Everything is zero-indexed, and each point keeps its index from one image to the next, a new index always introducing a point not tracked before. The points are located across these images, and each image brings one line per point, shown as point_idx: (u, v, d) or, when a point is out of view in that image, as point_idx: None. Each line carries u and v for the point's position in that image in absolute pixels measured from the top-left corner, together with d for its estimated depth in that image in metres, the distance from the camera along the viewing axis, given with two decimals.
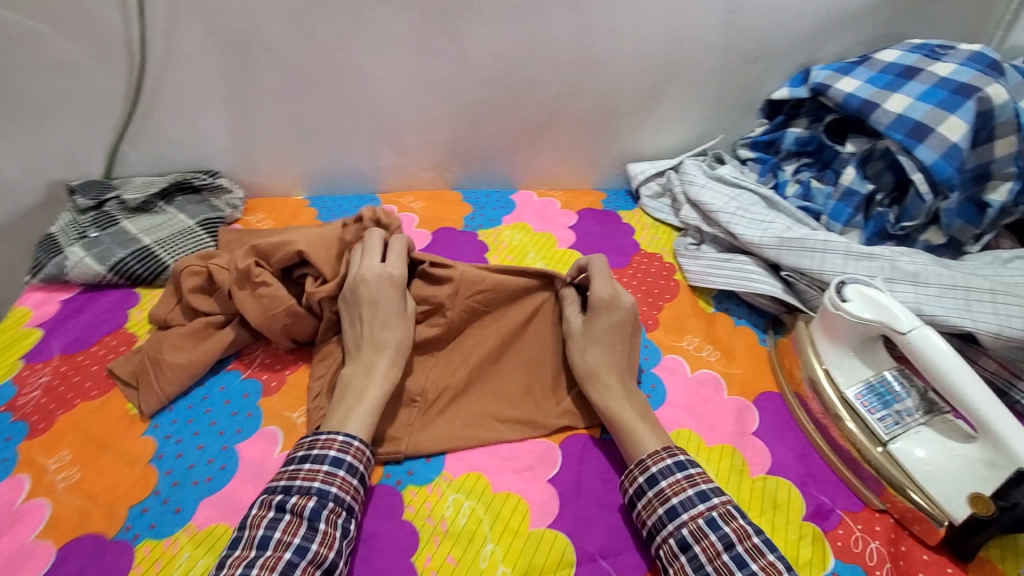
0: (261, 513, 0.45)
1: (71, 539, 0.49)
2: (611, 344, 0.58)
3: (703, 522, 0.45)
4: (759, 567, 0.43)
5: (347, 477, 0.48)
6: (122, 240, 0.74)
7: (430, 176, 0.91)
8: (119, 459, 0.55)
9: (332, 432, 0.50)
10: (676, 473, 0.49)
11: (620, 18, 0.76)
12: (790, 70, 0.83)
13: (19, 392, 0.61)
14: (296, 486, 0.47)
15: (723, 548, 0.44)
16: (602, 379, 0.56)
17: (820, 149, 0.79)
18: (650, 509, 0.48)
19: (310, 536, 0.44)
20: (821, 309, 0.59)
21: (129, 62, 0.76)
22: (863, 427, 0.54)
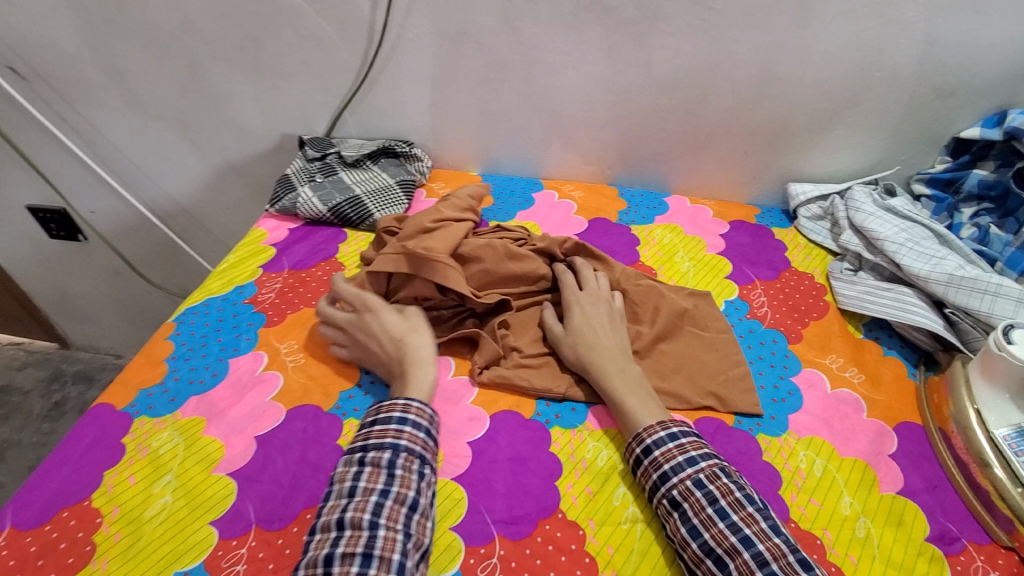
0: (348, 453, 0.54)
1: (297, 405, 0.63)
2: (594, 330, 0.65)
3: (690, 482, 0.52)
4: (739, 518, 0.49)
5: (416, 417, 0.56)
6: (339, 188, 0.91)
7: (591, 170, 0.99)
8: (332, 354, 0.69)
9: (396, 399, 0.58)
10: (667, 443, 0.54)
11: (809, 41, 0.79)
12: (985, 110, 0.80)
13: (259, 292, 0.78)
14: (376, 431, 0.55)
15: (707, 502, 0.50)
16: (602, 361, 0.62)
17: (1005, 196, 0.77)
18: (646, 475, 0.54)
19: (389, 478, 0.51)
20: (982, 349, 0.60)
21: (368, 42, 0.92)
22: (1007, 469, 0.54)
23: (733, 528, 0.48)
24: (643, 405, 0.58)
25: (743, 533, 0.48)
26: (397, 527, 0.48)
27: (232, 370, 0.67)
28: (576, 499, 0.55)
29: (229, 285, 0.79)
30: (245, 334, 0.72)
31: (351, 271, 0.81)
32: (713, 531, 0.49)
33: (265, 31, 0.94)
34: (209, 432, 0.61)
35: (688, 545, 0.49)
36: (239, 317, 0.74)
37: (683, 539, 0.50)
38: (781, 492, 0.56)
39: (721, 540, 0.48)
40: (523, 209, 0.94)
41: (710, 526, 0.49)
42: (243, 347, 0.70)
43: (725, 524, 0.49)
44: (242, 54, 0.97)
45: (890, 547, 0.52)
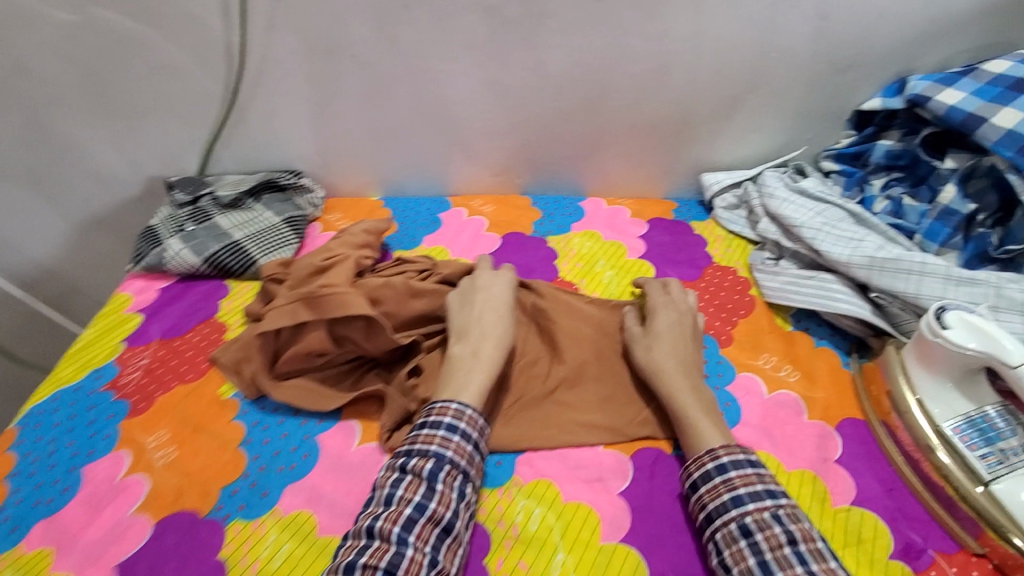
0: (387, 473, 0.49)
1: (168, 514, 0.53)
2: (676, 340, 0.61)
3: (768, 515, 0.46)
4: (820, 569, 0.42)
5: (461, 442, 0.52)
6: (215, 234, 0.79)
7: (500, 181, 0.92)
8: (211, 441, 0.58)
9: (450, 400, 0.54)
10: (746, 467, 0.49)
11: (703, 26, 0.74)
12: (883, 80, 0.79)
13: (122, 373, 0.66)
14: (417, 449, 0.50)
15: (786, 542, 0.44)
16: (666, 370, 0.58)
17: (913, 164, 0.76)
18: (713, 497, 0.49)
19: (429, 495, 0.48)
20: (916, 335, 0.56)
21: (228, 67, 0.81)
22: (961, 464, 0.51)
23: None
24: (712, 419, 0.54)
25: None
26: (426, 549, 0.45)
27: (88, 480, 0.56)
28: None
29: (85, 369, 0.67)
30: (103, 431, 0.60)
31: (234, 331, 0.70)
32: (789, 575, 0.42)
33: (103, 64, 0.81)
34: (57, 567, 0.50)
35: None
36: (96, 410, 0.62)
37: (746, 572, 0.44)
38: None
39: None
40: (429, 232, 0.86)
41: (786, 567, 0.43)
42: (101, 449, 0.59)
43: (805, 571, 0.42)
44: (81, 93, 0.83)
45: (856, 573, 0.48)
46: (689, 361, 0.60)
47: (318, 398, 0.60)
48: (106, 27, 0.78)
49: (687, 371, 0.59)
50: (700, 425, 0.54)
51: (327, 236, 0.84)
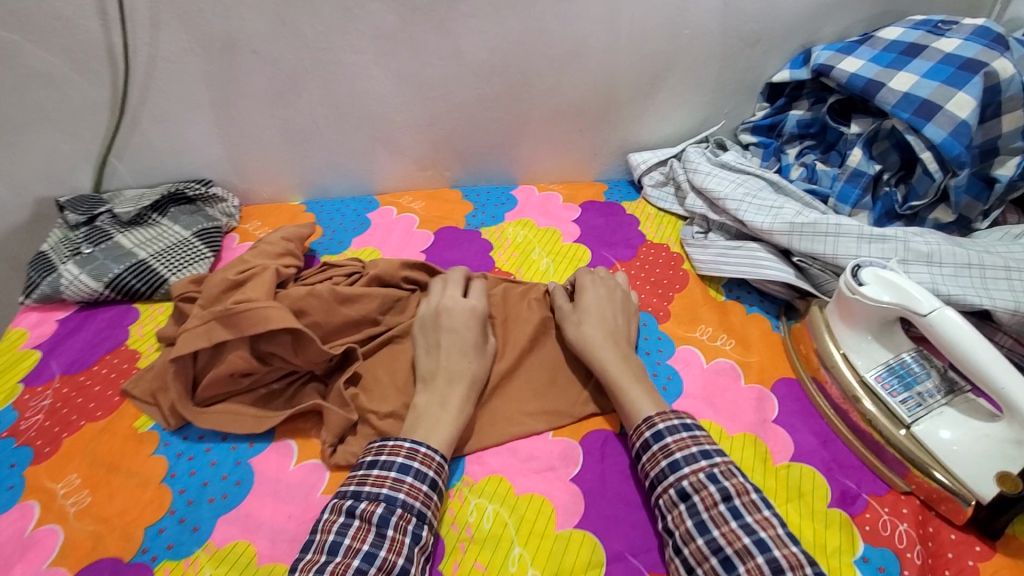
0: (332, 518, 0.45)
1: (85, 565, 0.48)
2: (605, 313, 0.62)
3: (704, 476, 0.46)
4: (754, 520, 0.43)
5: (415, 482, 0.47)
6: (117, 255, 0.73)
7: (429, 175, 0.90)
8: (130, 479, 0.54)
9: (400, 439, 0.50)
10: (681, 432, 0.50)
11: (616, 7, 0.74)
12: (789, 52, 0.82)
13: (21, 417, 0.59)
14: (365, 492, 0.46)
15: (721, 499, 0.45)
16: (598, 345, 0.58)
17: (823, 131, 0.79)
18: (653, 461, 0.50)
19: (379, 543, 0.44)
20: (837, 293, 0.58)
21: (114, 70, 0.73)
22: (883, 409, 0.53)
23: (748, 530, 0.43)
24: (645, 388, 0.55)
25: (758, 536, 0.42)
26: None
27: None
28: None
29: None
30: (3, 483, 0.54)
31: (148, 358, 0.64)
32: (723, 530, 0.43)
33: None
34: None
35: (692, 540, 0.44)
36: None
37: (686, 533, 0.45)
38: None
39: (732, 541, 0.43)
40: (359, 234, 0.82)
41: (720, 523, 0.44)
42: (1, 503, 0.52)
43: (738, 524, 0.43)
44: None
45: (799, 527, 0.49)
46: (619, 333, 0.61)
47: (250, 422, 0.56)
48: None
49: (616, 343, 0.59)
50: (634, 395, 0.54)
51: (246, 246, 0.79)
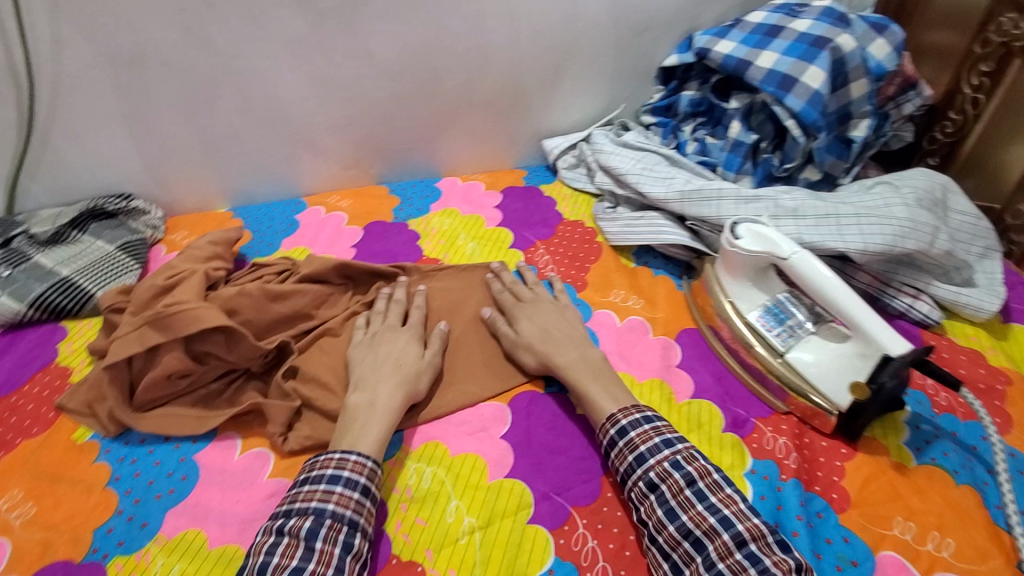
0: (263, 540, 0.46)
1: (39, 569, 0.49)
2: (542, 314, 0.65)
3: (668, 464, 0.49)
4: (716, 500, 0.47)
5: (345, 492, 0.48)
6: (36, 274, 0.72)
7: (353, 174, 0.93)
8: (74, 486, 0.55)
9: (336, 452, 0.51)
10: (643, 425, 0.52)
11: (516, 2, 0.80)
12: (676, 38, 0.90)
13: None
14: (296, 509, 0.47)
15: (686, 484, 0.48)
16: (536, 346, 0.62)
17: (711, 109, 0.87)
18: (620, 457, 0.52)
19: (308, 557, 0.44)
20: (721, 249, 0.67)
21: (17, 91, 0.73)
22: (766, 346, 0.61)
23: (712, 510, 0.46)
24: (603, 385, 0.57)
25: (721, 514, 0.46)
26: None
27: None
28: (409, 535, 0.52)
29: None
30: None
31: (81, 372, 0.65)
32: (690, 514, 0.47)
33: None
34: None
35: (665, 529, 0.47)
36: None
37: (659, 524, 0.48)
38: None
39: (699, 522, 0.46)
40: (288, 234, 0.85)
41: (687, 508, 0.47)
42: None
43: (704, 507, 0.47)
44: None
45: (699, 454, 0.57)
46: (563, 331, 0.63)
47: (192, 422, 0.58)
48: None
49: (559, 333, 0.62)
50: (596, 396, 0.56)
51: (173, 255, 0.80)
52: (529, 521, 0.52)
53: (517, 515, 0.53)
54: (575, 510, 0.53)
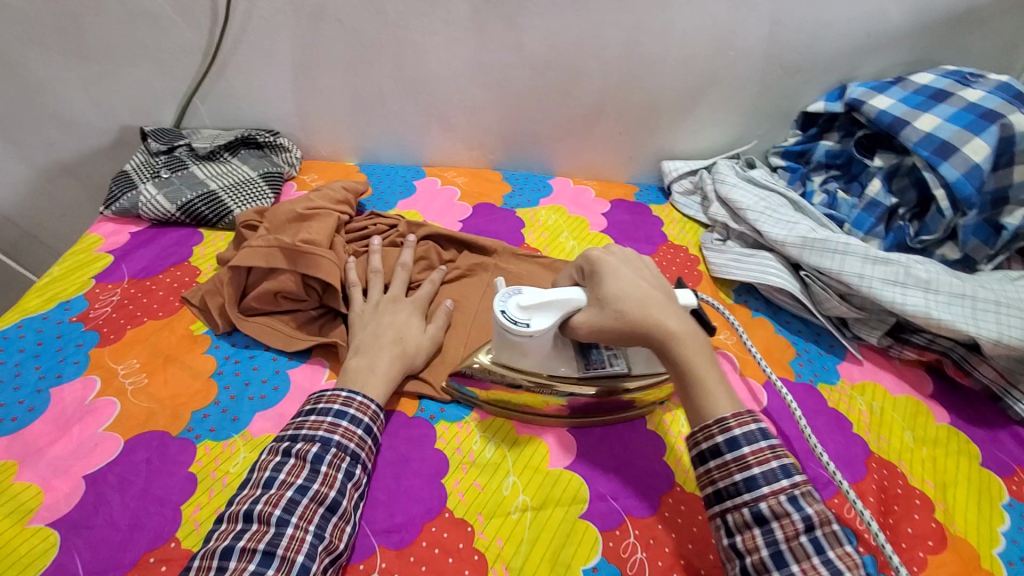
0: (269, 458, 0.49)
1: (137, 434, 0.55)
2: (403, 330, 0.61)
3: (785, 499, 0.42)
4: (836, 555, 0.40)
5: (350, 427, 0.51)
6: (190, 184, 0.81)
7: (475, 156, 0.97)
8: (182, 371, 0.61)
9: (339, 391, 0.54)
10: (759, 441, 0.44)
11: None
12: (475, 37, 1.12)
13: (91, 307, 0.67)
14: (302, 435, 0.50)
15: (803, 529, 0.41)
16: (667, 313, 0.47)
17: None
18: (726, 472, 0.44)
19: (313, 477, 0.47)
20: (211, 157, 0.87)
21: (198, 67, 0.86)
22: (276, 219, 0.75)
23: (832, 569, 0.40)
24: (400, 354, 0.59)
25: None
26: None
27: (54, 402, 0.57)
28: (464, 496, 0.53)
29: (52, 301, 0.68)
30: (229, 411, 0.57)
31: (207, 275, 0.72)
32: (803, 566, 0.40)
33: (118, 64, 0.87)
34: (22, 477, 0.51)
35: (768, 574, 0.41)
36: (26, 344, 0.63)
37: (760, 563, 0.41)
38: (444, 480, 0.54)
39: None
40: (403, 198, 0.89)
41: (801, 558, 0.40)
42: (41, 408, 0.57)
43: (820, 560, 0.40)
44: (56, 34, 0.84)
45: (532, 505, 0.52)
46: (408, 336, 0.61)
47: (283, 338, 0.63)
48: (84, 4, 0.81)
49: (419, 317, 0.65)
50: (358, 375, 0.56)
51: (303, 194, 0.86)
52: (581, 516, 0.52)
53: (570, 507, 0.52)
54: (627, 518, 0.52)
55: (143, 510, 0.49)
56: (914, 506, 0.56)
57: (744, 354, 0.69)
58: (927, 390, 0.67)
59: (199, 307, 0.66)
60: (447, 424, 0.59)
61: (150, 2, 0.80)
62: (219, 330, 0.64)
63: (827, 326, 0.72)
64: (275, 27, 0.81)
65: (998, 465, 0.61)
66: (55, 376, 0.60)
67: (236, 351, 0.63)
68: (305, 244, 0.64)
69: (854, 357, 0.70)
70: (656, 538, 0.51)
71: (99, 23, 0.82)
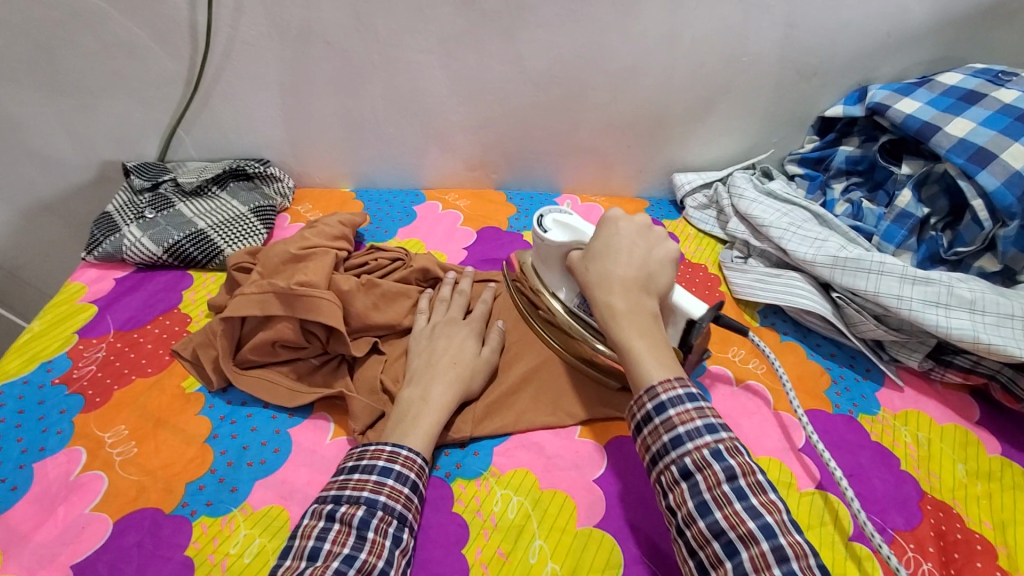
0: (313, 523, 0.45)
1: (128, 512, 0.50)
2: (458, 354, 0.58)
3: (707, 452, 0.42)
4: (758, 502, 0.40)
5: (397, 485, 0.48)
6: (177, 223, 0.76)
7: (475, 175, 0.92)
8: (175, 437, 0.56)
9: (383, 442, 0.51)
10: (686, 403, 0.44)
11: None
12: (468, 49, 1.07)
13: (75, 366, 0.62)
14: (347, 496, 0.46)
15: (724, 478, 0.41)
16: (613, 286, 0.50)
17: None
18: (654, 435, 0.45)
19: (360, 545, 0.43)
20: (197, 192, 0.82)
21: (179, 97, 0.82)
22: None
23: (753, 513, 0.40)
24: (458, 377, 0.56)
25: (763, 520, 0.39)
26: None
27: (38, 478, 0.53)
28: (488, 567, 0.49)
29: (34, 361, 0.63)
30: (227, 481, 0.53)
31: (198, 323, 0.67)
32: (726, 511, 0.40)
33: (95, 97, 0.82)
34: (7, 569, 0.47)
35: (693, 522, 0.41)
36: (6, 412, 0.58)
37: (688, 515, 0.41)
38: (465, 549, 0.50)
39: (735, 524, 0.39)
40: (403, 225, 0.85)
41: (723, 504, 0.40)
42: (23, 486, 0.52)
43: (743, 506, 0.40)
44: (28, 69, 0.79)
45: (563, 573, 0.48)
46: (463, 359, 0.58)
47: (283, 393, 0.58)
48: (56, 38, 0.76)
49: (476, 338, 0.61)
50: (411, 411, 0.53)
51: (297, 228, 0.81)
52: None
53: (604, 574, 0.48)
54: None
55: None
56: (976, 553, 0.51)
57: (776, 385, 0.64)
58: (973, 415, 0.63)
59: (190, 363, 0.61)
60: (464, 482, 0.54)
61: (126, 32, 0.75)
62: (214, 388, 0.59)
63: (862, 349, 0.67)
64: (259, 52, 0.77)
65: None
66: (38, 448, 0.55)
67: (231, 410, 0.59)
68: (301, 286, 0.59)
69: (893, 382, 0.65)
70: None
71: (73, 57, 0.78)
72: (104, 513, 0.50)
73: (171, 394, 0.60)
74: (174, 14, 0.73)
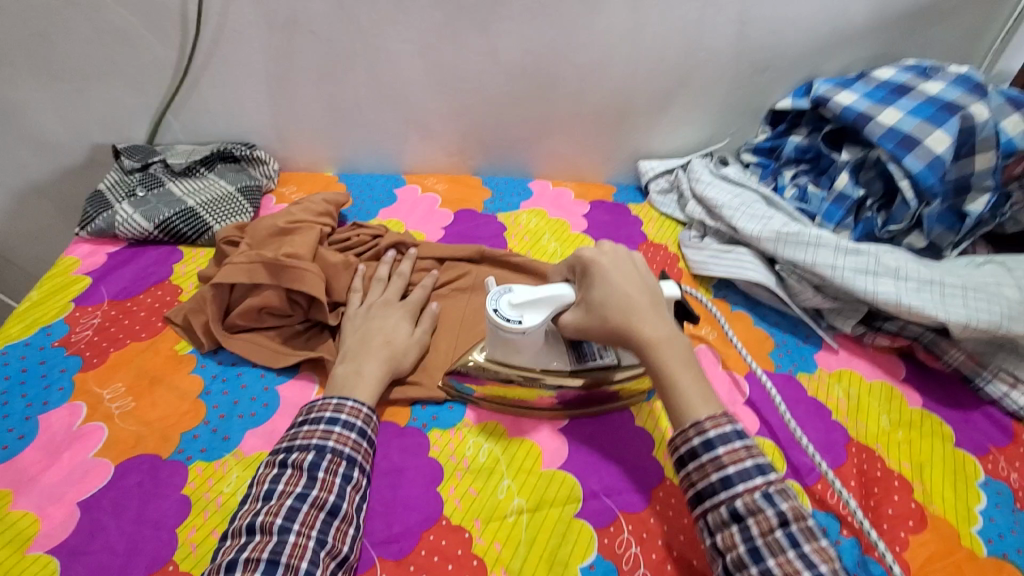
0: (268, 470, 0.50)
1: (128, 458, 0.54)
2: (391, 333, 0.62)
3: (759, 496, 0.43)
4: (811, 549, 0.41)
5: (343, 431, 0.52)
6: (168, 201, 0.80)
7: (454, 161, 0.97)
8: (170, 393, 0.60)
9: (331, 397, 0.55)
10: (734, 442, 0.45)
11: None
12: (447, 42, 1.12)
13: (72, 331, 0.66)
14: (297, 444, 0.51)
15: (778, 524, 0.42)
16: (641, 319, 0.50)
17: None
18: (702, 472, 0.46)
19: (311, 484, 0.48)
20: (186, 174, 0.86)
21: (169, 83, 0.85)
22: None
23: (806, 562, 0.41)
24: (387, 356, 0.60)
25: (818, 570, 0.40)
26: None
27: (41, 429, 0.57)
28: (460, 502, 0.54)
29: (32, 327, 0.67)
30: (219, 430, 0.57)
31: (189, 293, 0.71)
32: (779, 560, 0.41)
33: (87, 81, 0.85)
34: (17, 506, 0.51)
35: (745, 568, 0.42)
36: (8, 372, 0.62)
37: (739, 559, 0.42)
38: (439, 487, 0.55)
39: (789, 573, 0.41)
40: (384, 207, 0.89)
41: (776, 552, 0.41)
42: (27, 436, 0.56)
43: (796, 554, 0.41)
44: (21, 52, 0.82)
45: (528, 506, 0.54)
46: (395, 339, 0.62)
47: (268, 354, 0.63)
48: (50, 23, 0.79)
49: (409, 320, 0.65)
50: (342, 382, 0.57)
51: (282, 208, 0.85)
52: (575, 515, 0.53)
53: (565, 507, 0.54)
54: (620, 515, 0.53)
55: (138, 534, 0.49)
56: (893, 488, 0.58)
57: (725, 347, 0.71)
58: (898, 373, 0.70)
59: (182, 327, 0.65)
60: (440, 431, 0.60)
61: (119, 19, 0.79)
62: (204, 349, 0.64)
63: (803, 317, 0.74)
64: (247, 39, 0.81)
65: (973, 445, 0.63)
66: (39, 403, 0.59)
67: (222, 370, 0.63)
68: (287, 257, 0.63)
69: (830, 345, 0.72)
70: (649, 530, 0.52)
71: (66, 42, 0.81)
72: (105, 458, 0.54)
73: (165, 355, 0.64)
74: (165, 2, 0.77)
